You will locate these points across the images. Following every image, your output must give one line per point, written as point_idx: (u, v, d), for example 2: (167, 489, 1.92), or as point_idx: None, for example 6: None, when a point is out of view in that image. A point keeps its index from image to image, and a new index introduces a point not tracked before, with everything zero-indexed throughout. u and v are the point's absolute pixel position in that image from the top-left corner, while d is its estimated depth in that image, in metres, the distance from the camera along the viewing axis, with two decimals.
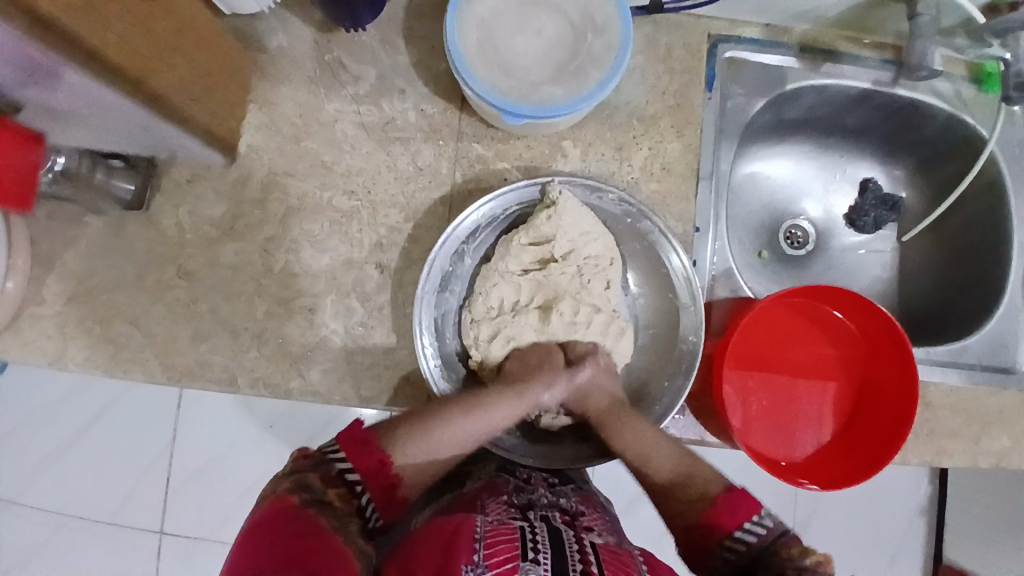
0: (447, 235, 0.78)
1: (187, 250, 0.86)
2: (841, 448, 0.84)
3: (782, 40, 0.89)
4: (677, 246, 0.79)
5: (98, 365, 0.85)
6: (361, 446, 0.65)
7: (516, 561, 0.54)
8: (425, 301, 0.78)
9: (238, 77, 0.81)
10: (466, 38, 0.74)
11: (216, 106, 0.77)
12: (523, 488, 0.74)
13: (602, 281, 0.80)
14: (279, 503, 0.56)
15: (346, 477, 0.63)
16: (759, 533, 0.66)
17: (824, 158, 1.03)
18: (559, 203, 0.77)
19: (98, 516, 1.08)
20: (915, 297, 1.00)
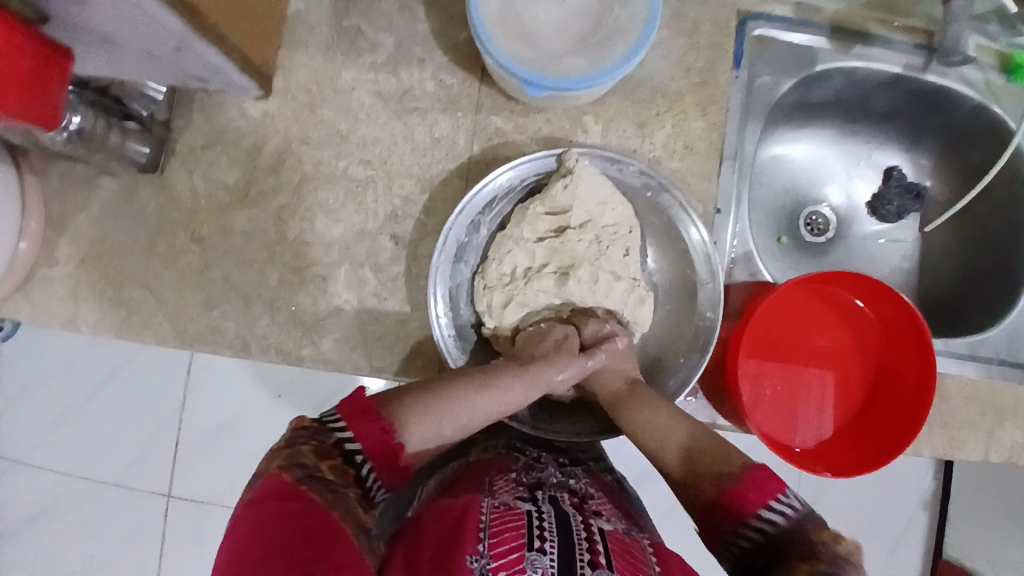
0: (463, 205, 0.76)
1: (200, 215, 0.85)
2: (851, 436, 0.83)
3: (812, 19, 0.86)
4: (695, 218, 0.77)
5: (109, 329, 0.85)
6: (367, 416, 0.59)
7: (522, 550, 0.53)
8: (440, 271, 0.78)
9: (267, 23, 0.79)
10: (489, 8, 0.72)
11: (246, 38, 0.74)
12: (533, 467, 0.73)
13: (621, 248, 0.78)
14: (273, 483, 0.52)
15: (347, 448, 0.57)
16: (786, 514, 0.56)
17: (849, 143, 1.01)
18: (577, 170, 0.75)
19: (106, 478, 1.09)
20: (936, 288, 0.98)
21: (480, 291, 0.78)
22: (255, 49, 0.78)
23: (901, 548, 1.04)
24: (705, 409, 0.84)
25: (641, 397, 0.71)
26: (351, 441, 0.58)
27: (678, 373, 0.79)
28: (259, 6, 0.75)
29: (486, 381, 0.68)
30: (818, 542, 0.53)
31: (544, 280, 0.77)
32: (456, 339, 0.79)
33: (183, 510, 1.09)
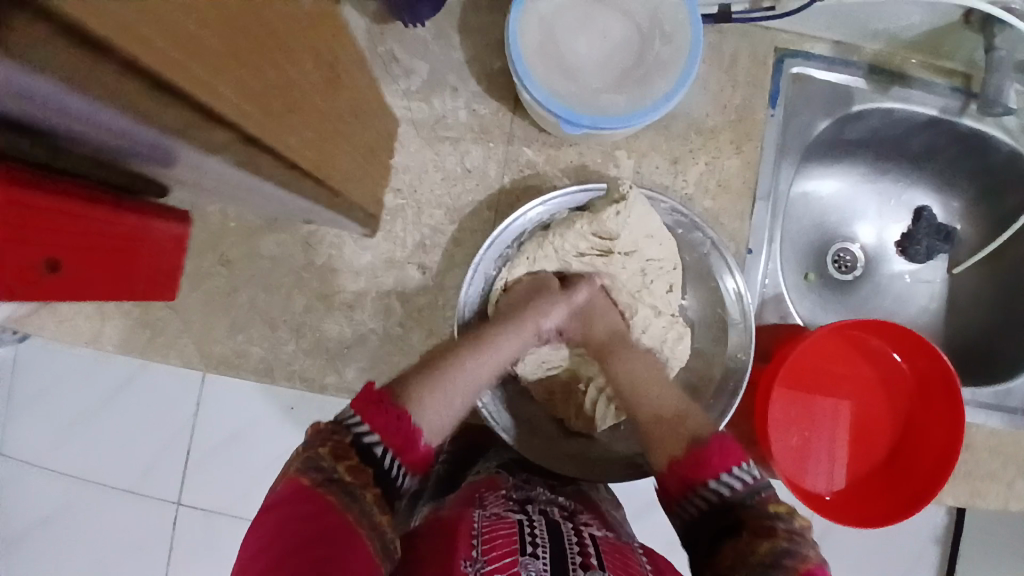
0: (496, 235, 0.75)
1: (228, 238, 0.84)
2: (881, 479, 0.82)
3: (852, 59, 0.85)
4: (733, 266, 0.77)
5: (135, 347, 0.85)
6: (377, 406, 0.54)
7: (516, 555, 0.51)
8: (468, 304, 0.77)
9: (386, 137, 0.79)
10: (528, 38, 0.72)
11: (368, 180, 0.74)
12: (522, 486, 0.71)
13: (664, 283, 0.78)
14: (290, 488, 0.48)
15: (365, 441, 0.52)
16: (744, 481, 0.55)
17: (880, 182, 1.00)
18: (629, 198, 0.72)
19: (119, 483, 1.09)
20: (962, 332, 0.97)
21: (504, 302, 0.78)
22: (374, 182, 0.77)
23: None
24: None
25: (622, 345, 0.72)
26: (368, 434, 0.52)
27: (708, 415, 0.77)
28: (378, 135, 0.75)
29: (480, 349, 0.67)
30: (772, 514, 0.52)
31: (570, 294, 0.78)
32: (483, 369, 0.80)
33: (195, 524, 1.09)
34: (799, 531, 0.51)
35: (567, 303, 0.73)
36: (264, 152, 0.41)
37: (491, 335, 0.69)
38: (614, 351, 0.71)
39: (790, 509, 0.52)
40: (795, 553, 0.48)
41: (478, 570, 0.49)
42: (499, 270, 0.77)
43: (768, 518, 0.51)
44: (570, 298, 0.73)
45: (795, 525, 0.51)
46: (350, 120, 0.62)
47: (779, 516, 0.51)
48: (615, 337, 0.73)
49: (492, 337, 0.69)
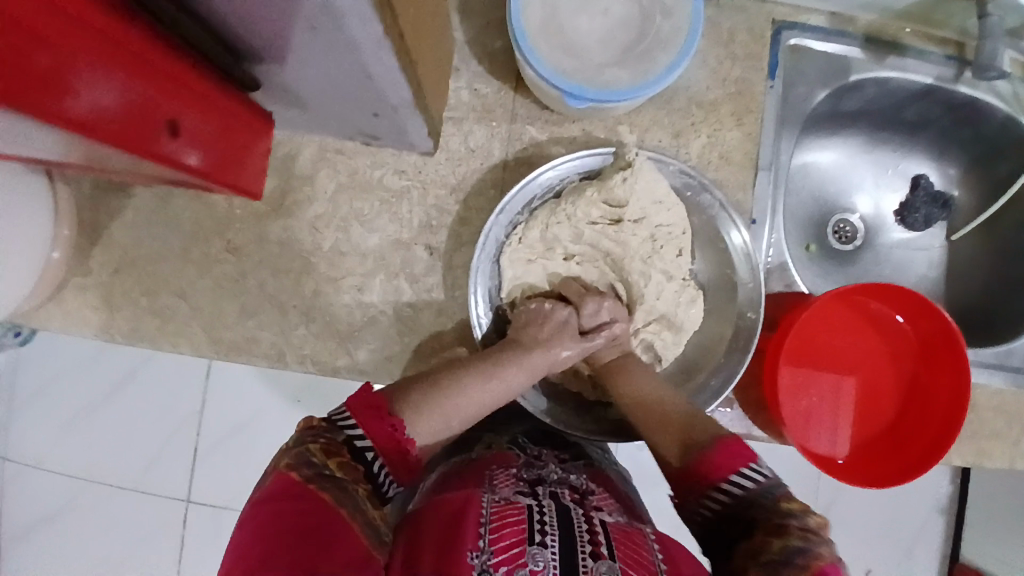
0: (504, 204, 0.76)
1: (235, 223, 0.85)
2: (893, 439, 0.83)
3: (847, 30, 0.87)
4: (739, 221, 0.78)
5: (144, 337, 0.85)
6: (373, 412, 0.60)
7: (523, 545, 0.51)
8: (481, 269, 0.77)
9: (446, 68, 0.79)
10: (530, 14, 0.72)
11: (435, 103, 0.75)
12: (533, 463, 0.72)
13: (674, 248, 0.77)
14: (281, 482, 0.51)
15: (357, 445, 0.58)
16: (756, 480, 0.56)
17: (878, 153, 1.01)
18: (637, 165, 0.74)
19: (127, 480, 1.09)
20: (962, 298, 0.99)
21: (519, 269, 0.78)
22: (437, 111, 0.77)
23: (919, 551, 1.05)
24: (741, 419, 0.85)
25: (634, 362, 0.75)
26: (362, 437, 0.58)
27: (720, 372, 0.78)
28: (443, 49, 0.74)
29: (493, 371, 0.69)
30: (786, 512, 0.53)
31: (581, 267, 0.80)
32: (493, 328, 0.79)
33: (206, 518, 1.09)
34: (816, 528, 0.51)
35: (582, 344, 0.73)
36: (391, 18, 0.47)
37: (496, 360, 0.70)
38: (619, 372, 0.74)
39: (805, 508, 0.53)
40: (808, 552, 0.48)
41: (485, 563, 0.49)
42: (509, 236, 0.77)
43: (783, 515, 0.52)
44: (584, 340, 0.74)
45: (811, 523, 0.51)
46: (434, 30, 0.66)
47: (792, 513, 0.52)
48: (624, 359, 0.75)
49: (497, 364, 0.70)
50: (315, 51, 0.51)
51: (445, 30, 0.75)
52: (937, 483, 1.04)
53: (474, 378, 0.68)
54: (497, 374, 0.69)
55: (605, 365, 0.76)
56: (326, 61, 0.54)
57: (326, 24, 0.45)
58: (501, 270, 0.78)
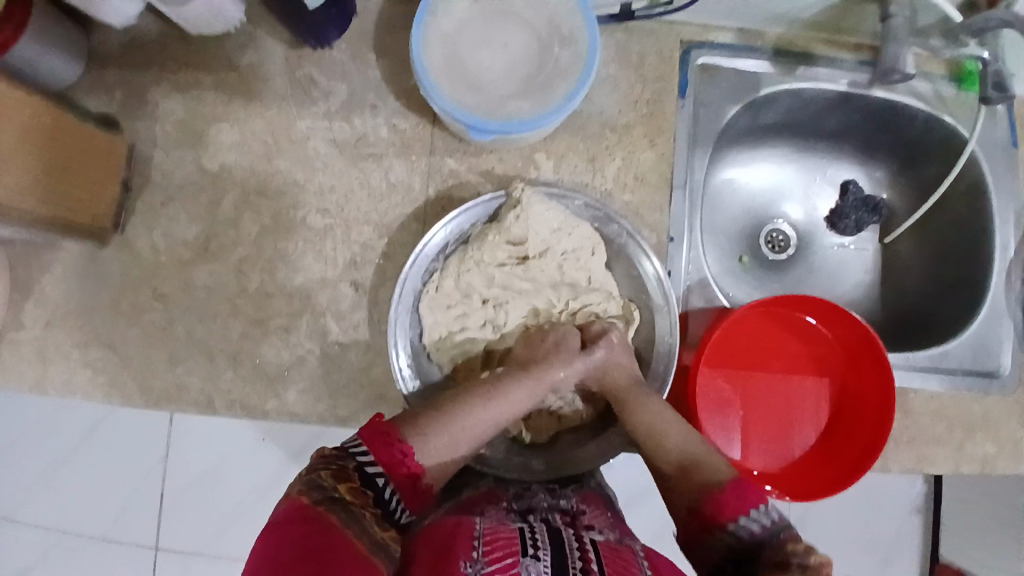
0: (415, 255, 0.76)
1: (161, 271, 0.85)
2: (837, 442, 0.84)
3: (756, 45, 0.88)
4: (648, 251, 0.78)
5: (76, 388, 0.85)
6: (383, 439, 0.62)
7: (516, 556, 0.54)
8: (400, 321, 0.77)
9: (96, 155, 0.81)
10: (432, 53, 0.74)
11: (66, 185, 0.78)
12: (522, 496, 0.73)
13: (583, 271, 0.81)
14: (291, 507, 0.53)
15: (368, 470, 0.59)
16: (762, 524, 0.58)
17: (805, 160, 1.02)
18: (524, 201, 0.76)
19: (93, 532, 1.08)
20: (898, 301, 1.00)
21: (439, 314, 0.79)
22: (79, 193, 0.80)
23: (896, 556, 1.05)
24: None
25: (634, 398, 0.73)
26: (372, 463, 0.60)
27: None
28: (78, 140, 0.79)
29: (494, 394, 0.71)
30: (789, 553, 0.53)
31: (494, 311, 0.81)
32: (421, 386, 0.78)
33: (175, 565, 1.08)
34: (819, 567, 0.51)
35: (574, 365, 0.75)
36: None
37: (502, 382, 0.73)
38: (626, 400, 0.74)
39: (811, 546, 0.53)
40: None
41: (478, 571, 0.51)
42: (426, 283, 0.78)
43: (785, 556, 0.53)
44: (585, 359, 0.76)
45: (811, 561, 0.52)
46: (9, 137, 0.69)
47: (796, 555, 0.53)
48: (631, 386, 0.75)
49: (504, 384, 0.73)
50: None
51: (77, 124, 0.79)
52: (910, 486, 1.04)
53: (477, 403, 0.70)
54: (499, 394, 0.72)
55: (616, 388, 0.75)
56: None
57: None
58: (422, 319, 0.79)
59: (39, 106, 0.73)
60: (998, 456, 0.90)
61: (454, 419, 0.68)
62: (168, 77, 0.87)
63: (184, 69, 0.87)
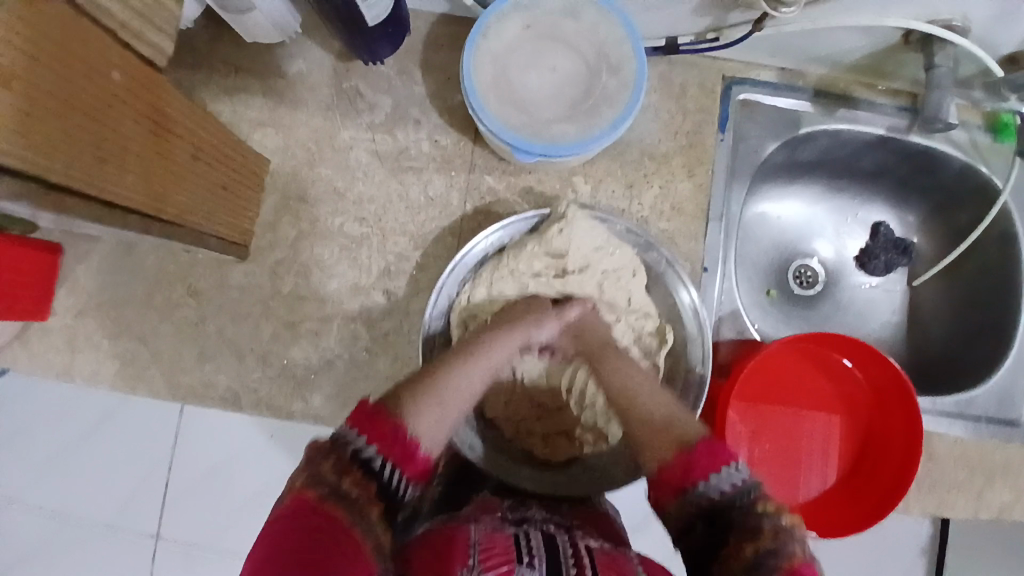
0: (456, 262, 0.78)
1: (196, 269, 0.86)
2: (858, 483, 0.83)
3: (798, 84, 0.89)
4: (686, 280, 0.79)
5: (103, 379, 0.86)
6: (379, 419, 0.54)
7: (512, 564, 0.51)
8: (432, 326, 0.79)
9: (251, 177, 0.83)
10: (481, 74, 0.75)
11: (225, 209, 0.77)
12: (518, 507, 0.71)
13: (622, 292, 0.79)
14: (294, 507, 0.47)
15: (363, 456, 0.52)
16: (734, 482, 0.53)
17: (836, 200, 1.03)
18: (570, 215, 0.77)
19: (97, 522, 1.08)
20: (924, 344, 0.99)
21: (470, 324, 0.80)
22: (238, 215, 0.81)
23: None
24: None
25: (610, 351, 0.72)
26: (367, 449, 0.53)
27: None
28: (238, 166, 0.78)
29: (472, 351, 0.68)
30: (761, 514, 0.50)
31: None
32: None
33: (176, 557, 1.08)
34: (791, 528, 0.49)
35: (556, 318, 0.74)
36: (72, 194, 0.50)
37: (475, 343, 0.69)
38: (601, 359, 0.71)
39: (781, 506, 0.51)
40: (781, 551, 0.47)
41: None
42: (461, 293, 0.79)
43: (757, 516, 0.50)
44: (561, 315, 0.74)
45: (782, 521, 0.49)
46: (200, 161, 0.69)
47: (766, 514, 0.50)
48: (602, 346, 0.73)
49: (478, 345, 0.69)
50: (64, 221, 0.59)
51: (240, 147, 0.79)
52: (917, 529, 1.00)
53: (461, 359, 0.67)
54: (478, 355, 0.68)
55: (588, 345, 0.74)
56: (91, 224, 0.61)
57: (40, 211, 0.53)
58: (451, 325, 0.79)
59: (218, 129, 0.73)
60: (1016, 505, 0.91)
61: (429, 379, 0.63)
62: (216, 80, 0.88)
63: (234, 71, 0.88)
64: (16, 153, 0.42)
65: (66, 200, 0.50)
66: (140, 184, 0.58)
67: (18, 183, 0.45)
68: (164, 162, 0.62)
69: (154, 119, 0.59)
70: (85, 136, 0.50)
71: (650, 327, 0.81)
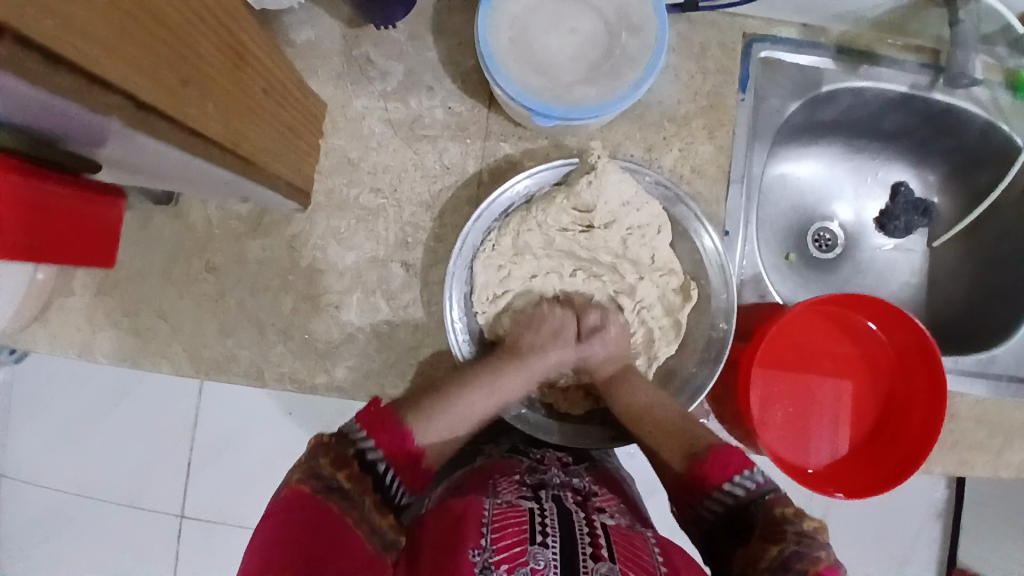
0: (483, 209, 0.78)
1: (213, 243, 0.86)
2: (881, 444, 0.83)
3: (819, 41, 0.87)
4: (708, 226, 0.79)
5: (126, 356, 0.86)
6: (382, 424, 0.64)
7: (525, 544, 0.51)
8: (456, 275, 0.78)
9: (312, 121, 0.81)
10: (498, 36, 0.73)
11: (291, 152, 0.76)
12: (536, 468, 0.71)
13: (648, 248, 0.79)
14: (292, 498, 0.55)
15: (369, 457, 0.62)
16: (748, 487, 0.63)
17: (856, 160, 1.01)
18: (600, 168, 0.75)
19: (120, 499, 1.10)
20: (943, 302, 0.99)
21: (491, 274, 0.79)
22: (302, 159, 0.80)
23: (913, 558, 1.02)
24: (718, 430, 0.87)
25: (628, 374, 0.78)
26: (373, 449, 0.63)
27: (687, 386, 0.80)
28: (302, 108, 0.77)
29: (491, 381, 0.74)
30: (781, 519, 0.58)
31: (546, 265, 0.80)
32: (470, 342, 0.81)
33: (199, 532, 1.09)
34: (813, 532, 0.56)
35: (580, 351, 0.77)
36: (165, 122, 0.46)
37: (499, 372, 0.75)
38: (618, 384, 0.77)
39: (800, 512, 0.58)
40: (805, 555, 0.53)
41: (487, 561, 0.49)
42: (484, 243, 0.78)
43: (779, 522, 0.57)
44: (579, 347, 0.77)
45: (805, 527, 0.56)
46: (267, 99, 0.65)
47: (787, 519, 0.57)
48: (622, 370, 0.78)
49: (500, 375, 0.75)
50: (136, 160, 0.55)
51: (301, 88, 0.76)
52: (931, 488, 1.01)
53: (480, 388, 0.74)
54: (497, 380, 0.74)
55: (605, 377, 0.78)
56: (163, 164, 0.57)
57: (136, 147, 0.49)
58: (475, 276, 0.78)
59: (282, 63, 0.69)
60: None
61: (453, 403, 0.73)
62: None
63: None
64: (116, 71, 0.39)
65: (163, 127, 0.46)
66: (220, 114, 0.54)
67: (111, 104, 0.40)
68: (242, 100, 0.58)
69: (231, 50, 0.54)
70: (175, 61, 0.45)
71: (674, 284, 0.80)
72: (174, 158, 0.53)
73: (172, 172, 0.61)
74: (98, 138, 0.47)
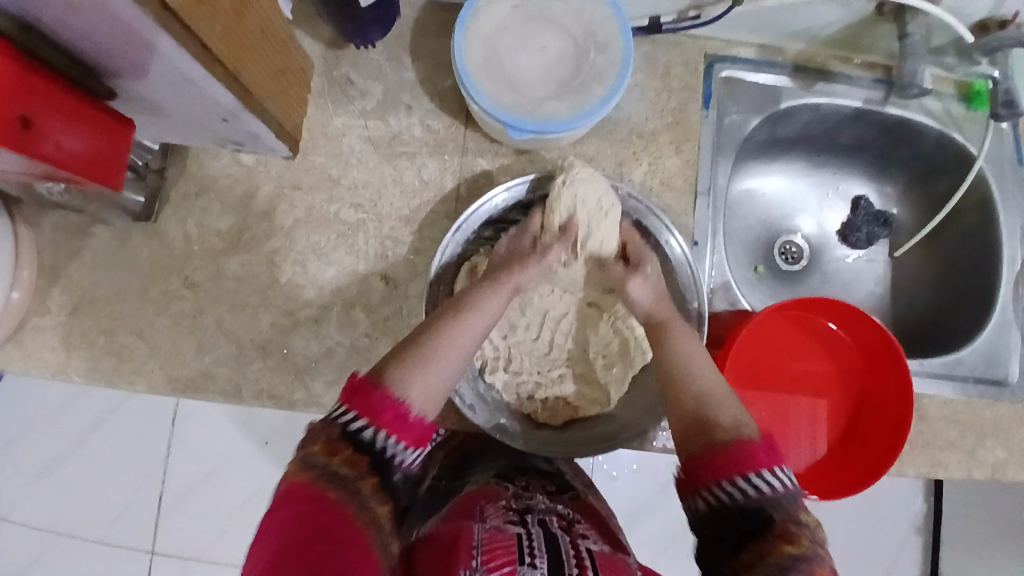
0: (459, 223, 0.81)
1: (193, 260, 0.86)
2: (857, 444, 0.85)
3: (777, 60, 0.92)
4: (671, 225, 0.82)
5: (101, 376, 0.85)
6: (364, 396, 0.55)
7: (514, 565, 0.47)
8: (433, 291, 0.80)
9: (300, 74, 0.82)
10: (472, 55, 0.76)
11: (284, 96, 0.77)
12: (522, 495, 0.67)
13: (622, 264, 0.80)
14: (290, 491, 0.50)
15: (354, 432, 0.54)
16: (773, 486, 0.53)
17: (818, 175, 1.06)
18: (574, 172, 0.79)
19: (89, 533, 1.06)
20: (907, 308, 1.03)
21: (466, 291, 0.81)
22: (292, 109, 0.81)
23: (898, 570, 1.05)
24: None
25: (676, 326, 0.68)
26: (356, 423, 0.54)
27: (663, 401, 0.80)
28: (293, 59, 0.78)
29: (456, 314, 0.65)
30: (801, 522, 0.52)
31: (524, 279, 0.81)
32: None
33: (173, 566, 1.06)
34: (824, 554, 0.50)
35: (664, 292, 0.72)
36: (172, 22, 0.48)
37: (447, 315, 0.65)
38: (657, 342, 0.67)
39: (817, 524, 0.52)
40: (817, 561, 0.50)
41: None
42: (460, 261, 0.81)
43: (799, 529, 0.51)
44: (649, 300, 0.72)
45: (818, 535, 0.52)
46: (266, 36, 0.67)
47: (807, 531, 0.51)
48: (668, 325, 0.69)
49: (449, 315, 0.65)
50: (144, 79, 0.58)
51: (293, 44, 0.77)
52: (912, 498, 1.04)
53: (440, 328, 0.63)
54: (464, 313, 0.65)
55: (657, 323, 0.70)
56: (170, 87, 0.60)
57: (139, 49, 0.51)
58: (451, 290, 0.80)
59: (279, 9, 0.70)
60: (1009, 463, 0.93)
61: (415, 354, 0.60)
62: None
63: None
64: None
65: (172, 26, 0.48)
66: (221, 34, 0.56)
67: None
68: (242, 28, 0.60)
69: None
70: None
71: None
72: (178, 71, 0.55)
73: (167, 93, 0.61)
74: (109, 40, 0.49)
